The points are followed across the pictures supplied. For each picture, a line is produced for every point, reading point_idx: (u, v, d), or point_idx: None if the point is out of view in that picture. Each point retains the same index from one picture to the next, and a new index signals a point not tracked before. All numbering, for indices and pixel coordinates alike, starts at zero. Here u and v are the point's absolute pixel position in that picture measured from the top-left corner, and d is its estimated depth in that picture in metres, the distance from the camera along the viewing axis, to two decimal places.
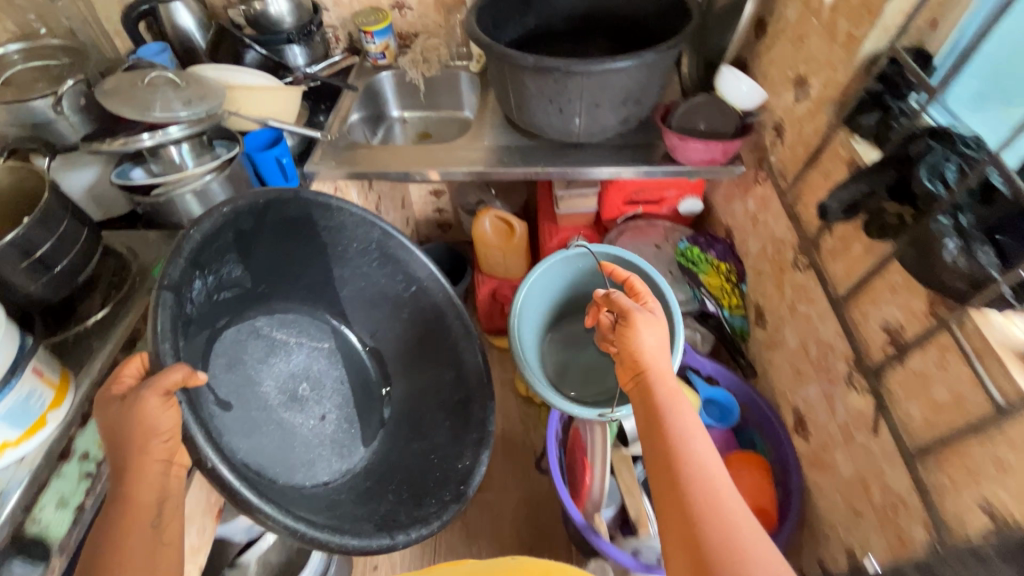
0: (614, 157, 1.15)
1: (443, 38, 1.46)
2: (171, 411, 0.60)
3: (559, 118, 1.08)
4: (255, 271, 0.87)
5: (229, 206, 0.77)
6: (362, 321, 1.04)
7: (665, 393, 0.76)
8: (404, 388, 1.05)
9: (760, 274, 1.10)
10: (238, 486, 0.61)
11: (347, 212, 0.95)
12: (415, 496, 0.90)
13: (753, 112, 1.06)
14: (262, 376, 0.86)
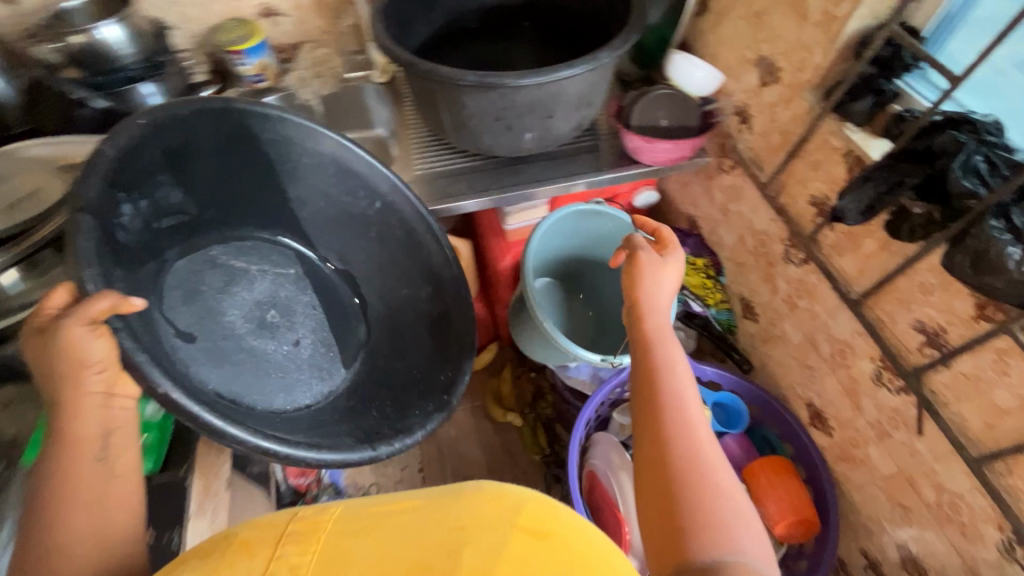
0: (571, 168, 1.03)
1: (332, 45, 1.23)
2: (102, 340, 0.51)
3: (507, 135, 0.93)
4: (198, 192, 0.75)
5: (144, 116, 0.64)
6: (322, 238, 0.89)
7: (658, 326, 0.68)
8: (382, 293, 0.91)
9: (741, 266, 1.05)
10: (199, 411, 0.53)
11: (290, 123, 0.79)
12: (399, 409, 0.80)
13: (710, 98, 0.98)
14: (224, 306, 0.76)
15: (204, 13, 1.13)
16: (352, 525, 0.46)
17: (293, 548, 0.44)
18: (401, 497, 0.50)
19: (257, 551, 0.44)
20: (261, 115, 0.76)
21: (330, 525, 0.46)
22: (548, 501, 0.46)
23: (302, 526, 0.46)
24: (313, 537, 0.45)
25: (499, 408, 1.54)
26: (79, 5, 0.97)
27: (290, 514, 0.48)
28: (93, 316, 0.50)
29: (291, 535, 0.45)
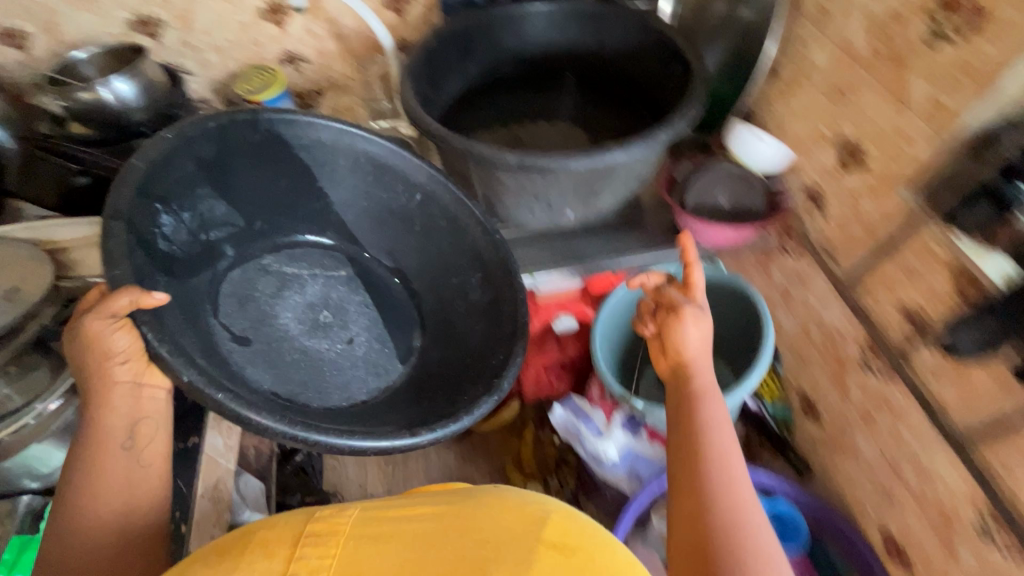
0: (617, 245, 0.92)
1: (356, 92, 1.16)
2: (126, 334, 0.57)
3: (546, 214, 0.83)
4: (245, 203, 0.81)
5: (172, 131, 0.68)
6: (367, 235, 0.90)
7: (706, 383, 0.59)
8: (432, 290, 0.89)
9: (803, 359, 0.93)
10: (245, 413, 0.56)
11: (318, 127, 0.81)
12: (450, 396, 0.76)
13: (776, 174, 0.87)
14: (278, 309, 0.80)
15: (223, 60, 1.07)
16: (373, 529, 0.45)
17: (314, 551, 0.43)
18: (424, 504, 0.49)
19: (276, 552, 0.43)
20: (289, 120, 0.79)
21: (348, 530, 0.45)
22: (575, 518, 0.47)
23: (320, 526, 0.45)
24: (330, 542, 0.44)
25: (519, 474, 1.38)
26: (87, 56, 0.91)
27: (308, 514, 0.47)
28: (116, 310, 0.56)
29: (310, 536, 0.44)
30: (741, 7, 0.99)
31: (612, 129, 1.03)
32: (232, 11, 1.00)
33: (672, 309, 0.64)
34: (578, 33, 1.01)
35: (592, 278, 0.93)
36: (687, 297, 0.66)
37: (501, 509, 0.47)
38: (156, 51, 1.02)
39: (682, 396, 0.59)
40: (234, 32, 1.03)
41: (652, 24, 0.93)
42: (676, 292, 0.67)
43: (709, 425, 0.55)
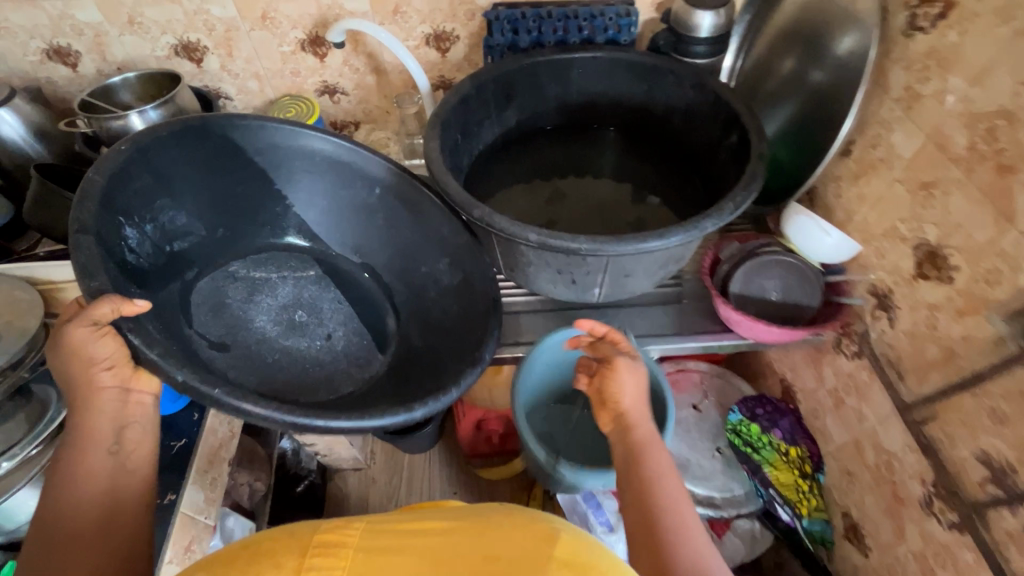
0: (648, 326, 0.83)
1: (392, 126, 1.12)
2: (106, 340, 0.54)
3: (570, 289, 0.75)
4: (204, 213, 0.83)
5: (126, 143, 0.70)
6: (342, 234, 0.92)
7: (646, 430, 0.63)
8: (405, 290, 0.90)
9: (850, 475, 0.81)
10: (218, 394, 0.55)
11: (271, 130, 0.83)
12: (435, 373, 0.80)
13: (838, 266, 0.77)
14: (252, 314, 0.83)
15: (262, 87, 1.05)
16: (381, 543, 0.46)
17: (321, 561, 0.44)
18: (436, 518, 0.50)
19: (285, 562, 0.43)
20: (239, 125, 0.81)
21: (354, 542, 0.46)
22: (584, 536, 0.46)
23: (328, 537, 0.46)
24: (339, 554, 0.45)
25: None
26: (122, 79, 0.91)
27: (313, 524, 0.48)
28: (98, 317, 0.54)
29: (318, 547, 0.45)
30: (814, 70, 0.88)
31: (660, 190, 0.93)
32: (273, 41, 0.98)
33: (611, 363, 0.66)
34: (630, 84, 0.93)
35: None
36: (622, 347, 0.68)
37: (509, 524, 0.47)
38: (198, 75, 1.02)
39: (627, 443, 0.62)
40: (274, 61, 1.01)
41: (710, 84, 0.84)
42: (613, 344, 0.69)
43: (653, 471, 0.59)
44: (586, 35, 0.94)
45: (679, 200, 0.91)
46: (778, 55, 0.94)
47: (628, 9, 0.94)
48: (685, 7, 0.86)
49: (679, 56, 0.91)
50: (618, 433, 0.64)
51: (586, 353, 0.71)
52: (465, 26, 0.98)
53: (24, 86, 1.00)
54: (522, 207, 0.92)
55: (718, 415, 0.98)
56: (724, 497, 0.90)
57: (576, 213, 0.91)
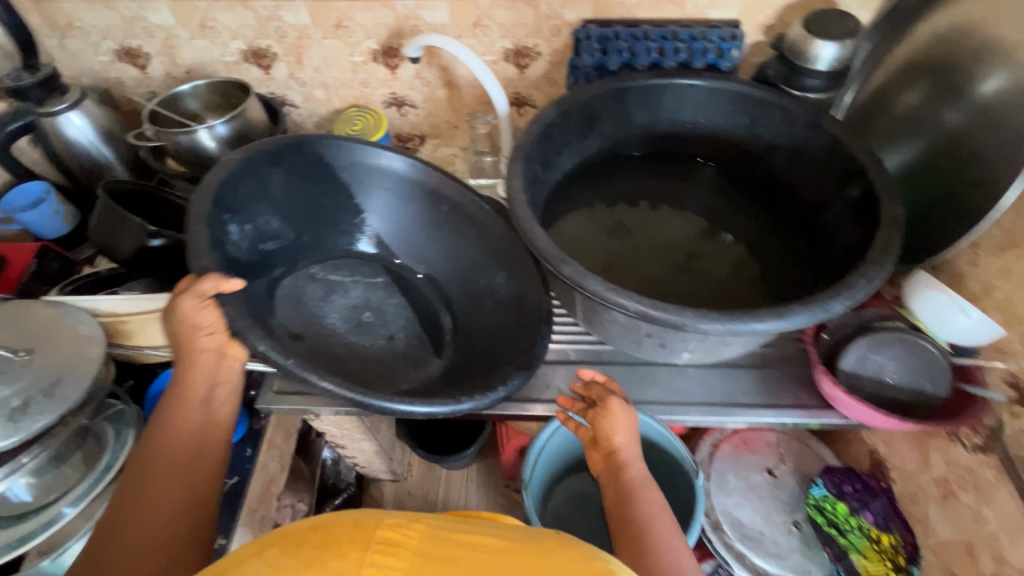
0: (730, 392, 0.76)
1: (458, 142, 1.06)
2: (208, 311, 0.59)
3: (660, 352, 0.68)
4: (295, 218, 0.82)
5: (237, 152, 0.74)
6: (414, 250, 0.87)
7: (638, 470, 0.67)
8: (468, 304, 0.84)
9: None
10: (291, 365, 0.59)
11: (356, 149, 0.82)
12: (483, 370, 0.76)
13: (968, 348, 0.67)
14: (325, 311, 0.81)
15: (328, 96, 1.00)
16: (440, 550, 0.44)
17: (382, 560, 0.42)
18: (484, 532, 0.48)
19: (348, 554, 0.42)
20: (331, 143, 0.80)
21: (414, 544, 0.44)
22: None
23: (390, 536, 0.44)
24: (399, 554, 0.43)
25: None
26: (190, 88, 0.88)
27: (374, 517, 0.46)
28: (204, 291, 0.59)
29: (379, 544, 0.44)
30: (950, 110, 0.76)
31: (737, 235, 0.83)
32: (344, 51, 0.92)
33: (606, 405, 0.70)
34: (729, 117, 0.84)
35: (699, 424, 0.78)
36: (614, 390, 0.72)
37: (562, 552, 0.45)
38: (265, 82, 0.98)
39: (619, 484, 0.66)
40: (343, 71, 0.96)
41: (829, 126, 0.74)
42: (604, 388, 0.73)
43: (648, 510, 0.63)
44: (683, 58, 0.86)
45: (757, 254, 0.81)
46: (900, 86, 0.83)
47: (734, 32, 0.84)
48: (803, 35, 0.76)
49: (788, 89, 0.82)
50: (611, 473, 0.68)
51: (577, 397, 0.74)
52: (549, 42, 0.90)
53: (93, 85, 0.98)
54: (605, 233, 0.84)
55: (796, 484, 0.90)
56: None
57: (643, 240, 0.84)
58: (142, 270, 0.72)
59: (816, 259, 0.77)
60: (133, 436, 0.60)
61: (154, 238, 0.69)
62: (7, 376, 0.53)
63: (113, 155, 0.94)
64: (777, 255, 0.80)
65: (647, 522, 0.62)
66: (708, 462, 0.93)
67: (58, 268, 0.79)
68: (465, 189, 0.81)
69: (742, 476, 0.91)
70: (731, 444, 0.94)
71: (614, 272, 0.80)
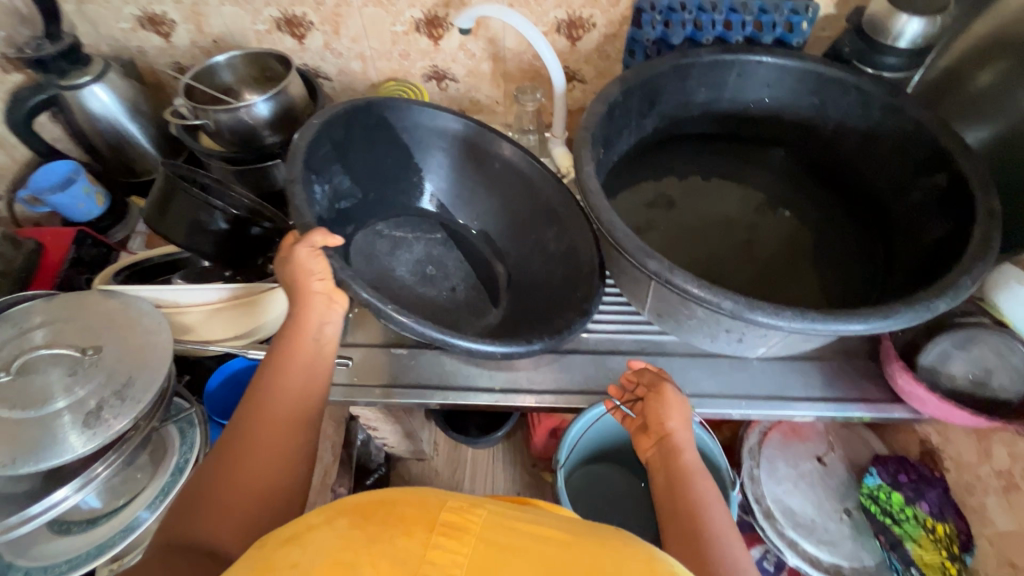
0: (784, 387, 0.75)
1: (501, 119, 1.01)
2: (320, 260, 0.61)
3: (735, 346, 0.66)
4: (364, 180, 0.82)
5: (318, 117, 0.72)
6: (472, 206, 0.88)
7: (692, 458, 0.61)
8: (518, 259, 0.84)
9: (1014, 567, 0.72)
10: (382, 304, 0.60)
11: (415, 110, 0.82)
12: (541, 318, 0.75)
13: None
14: (394, 265, 0.82)
15: (365, 69, 0.94)
16: (505, 536, 0.39)
17: (448, 542, 0.38)
18: (548, 522, 0.42)
19: (414, 532, 0.38)
20: (395, 106, 0.81)
21: (478, 530, 0.39)
22: None
23: (454, 517, 0.39)
24: (464, 537, 0.38)
25: None
26: (225, 59, 0.82)
27: (438, 498, 0.42)
28: (314, 243, 0.61)
29: (444, 525, 0.39)
30: None
31: (797, 214, 0.80)
32: (386, 20, 0.86)
33: (659, 390, 0.66)
34: (799, 101, 0.80)
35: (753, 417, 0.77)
36: (668, 377, 0.69)
37: (635, 556, 0.39)
38: (299, 53, 0.92)
39: (670, 468, 0.60)
40: (383, 42, 0.90)
41: (910, 110, 0.70)
42: (658, 373, 0.69)
43: (701, 497, 0.57)
44: (750, 33, 0.80)
45: (815, 233, 0.78)
46: (976, 63, 0.77)
47: (808, 3, 0.78)
48: (886, 10, 0.72)
49: (864, 68, 0.77)
50: (662, 455, 0.62)
51: (629, 382, 0.71)
52: (605, 13, 0.84)
53: (114, 55, 0.92)
54: (671, 193, 0.82)
55: (845, 472, 0.90)
56: (852, 568, 0.82)
57: (704, 195, 0.82)
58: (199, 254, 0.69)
59: (890, 259, 0.73)
60: (198, 438, 0.60)
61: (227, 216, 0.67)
62: (81, 377, 0.52)
63: (141, 131, 0.89)
64: (830, 213, 0.80)
65: (698, 510, 0.55)
66: (758, 449, 0.92)
67: (95, 254, 0.77)
68: (520, 150, 0.82)
69: (791, 463, 0.91)
70: (780, 432, 0.94)
71: (673, 246, 0.76)
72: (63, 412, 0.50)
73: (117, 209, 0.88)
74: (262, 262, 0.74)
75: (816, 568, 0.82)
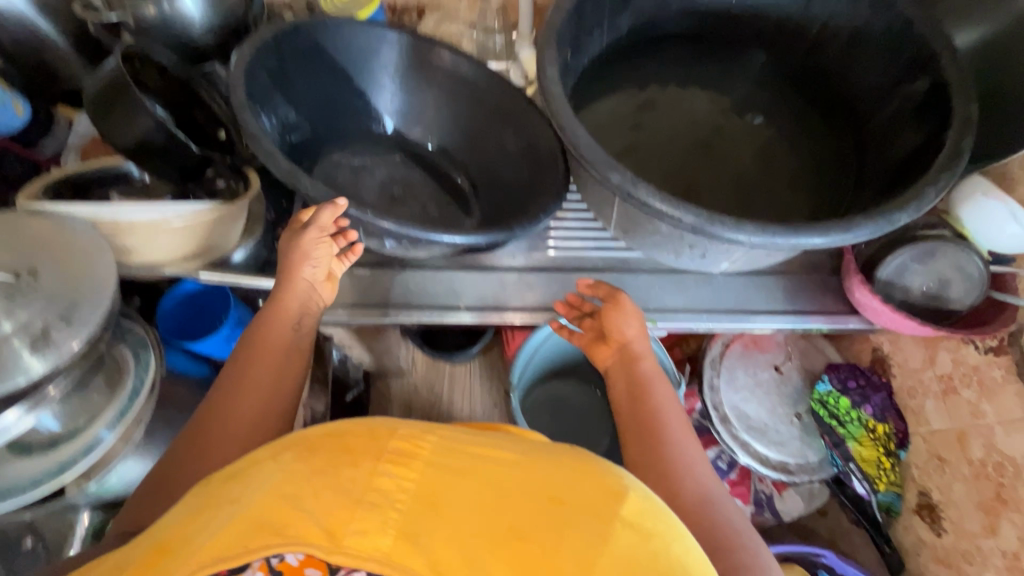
0: (748, 299, 0.76)
1: (464, 15, 0.92)
2: (324, 246, 0.62)
3: (697, 261, 0.66)
4: (311, 109, 0.78)
5: (246, 44, 0.67)
6: (425, 122, 0.84)
7: (649, 364, 0.63)
8: (482, 166, 0.83)
9: (941, 459, 0.79)
10: (363, 215, 0.60)
11: (345, 29, 0.76)
12: (518, 207, 0.75)
13: (1006, 255, 0.66)
14: (361, 192, 0.80)
15: None
16: (455, 461, 0.37)
17: (395, 470, 0.36)
18: (501, 443, 0.41)
19: (359, 462, 0.36)
20: (323, 27, 0.75)
21: (427, 455, 0.37)
22: (657, 500, 0.37)
23: (403, 445, 0.37)
24: (412, 464, 0.37)
25: None
26: None
27: (388, 424, 0.39)
28: (323, 225, 0.60)
29: (392, 454, 0.37)
30: None
31: (770, 122, 0.78)
32: None
33: (617, 300, 0.66)
34: None
35: (715, 330, 0.78)
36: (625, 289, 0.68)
37: (582, 468, 0.38)
38: None
39: (631, 373, 0.62)
40: None
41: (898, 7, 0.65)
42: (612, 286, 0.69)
43: (657, 405, 0.59)
44: None
45: (792, 155, 0.75)
46: None
47: None
48: None
49: None
50: (622, 366, 0.64)
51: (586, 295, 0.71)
52: None
53: None
54: (639, 104, 0.77)
55: (800, 378, 0.94)
56: (797, 464, 0.89)
57: (673, 107, 0.78)
58: (143, 162, 0.64)
59: (863, 172, 0.71)
60: (154, 360, 0.60)
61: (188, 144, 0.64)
62: (20, 301, 0.49)
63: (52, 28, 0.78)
64: (797, 113, 0.78)
65: (641, 417, 0.59)
66: (719, 360, 0.95)
67: None
68: (461, 56, 0.79)
69: (748, 371, 0.95)
70: (741, 343, 0.96)
71: (646, 160, 0.74)
72: (10, 337, 0.48)
73: (41, 121, 0.80)
74: (211, 174, 0.69)
75: (764, 465, 0.89)
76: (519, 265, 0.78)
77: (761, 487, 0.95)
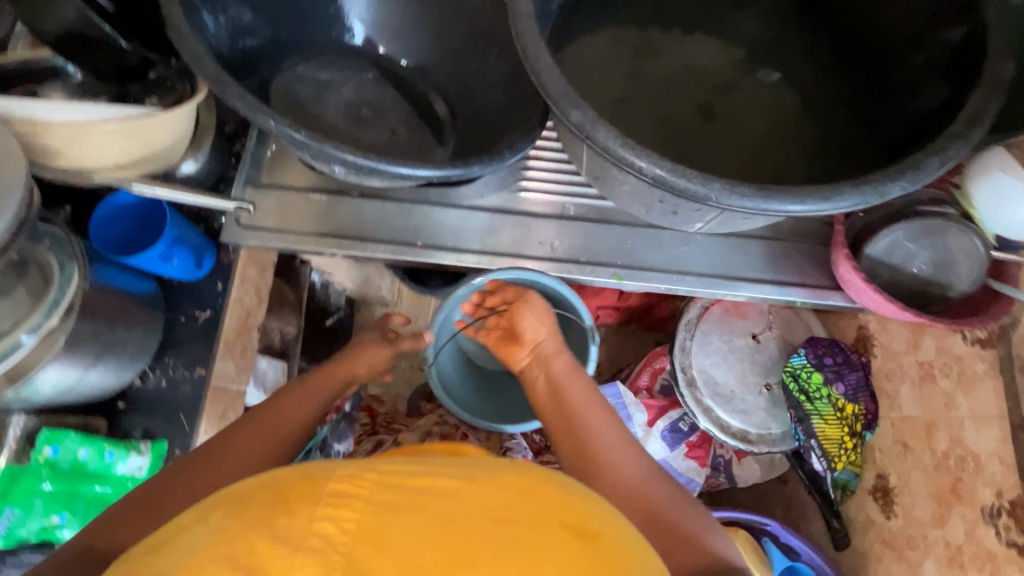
0: (727, 263, 0.71)
1: None
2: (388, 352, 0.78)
3: (670, 218, 0.61)
4: (272, 11, 0.71)
5: None
6: (400, 36, 0.77)
7: (563, 363, 0.64)
8: (459, 90, 0.76)
9: (904, 445, 0.76)
10: (313, 140, 0.55)
11: None
12: (490, 139, 0.69)
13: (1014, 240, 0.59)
14: (325, 109, 0.74)
15: None
16: (399, 496, 0.34)
17: (336, 513, 0.32)
18: (447, 472, 0.38)
19: (297, 510, 0.32)
20: None
21: (370, 493, 0.33)
22: (597, 503, 0.38)
23: (342, 485, 0.33)
24: (354, 503, 0.33)
25: None
26: None
27: (323, 469, 0.35)
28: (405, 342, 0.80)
29: (330, 496, 0.33)
30: None
31: (782, 66, 0.69)
32: None
33: (524, 299, 0.70)
34: None
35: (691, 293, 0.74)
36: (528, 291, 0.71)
37: (526, 483, 0.37)
38: None
39: (549, 373, 0.63)
40: None
41: None
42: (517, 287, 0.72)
43: (580, 405, 0.58)
44: None
45: (800, 107, 0.67)
46: None
47: None
48: None
49: None
50: (538, 366, 0.65)
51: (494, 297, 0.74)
52: None
53: None
54: (637, 32, 0.69)
55: (777, 349, 0.91)
56: (758, 434, 0.88)
57: (675, 40, 0.69)
58: (75, 57, 0.60)
59: (872, 132, 0.63)
60: (79, 273, 0.57)
61: (117, 40, 0.60)
62: None
63: None
64: (817, 56, 0.68)
65: (577, 421, 0.56)
66: (695, 323, 0.91)
67: None
68: None
69: (724, 337, 0.91)
70: (722, 307, 0.92)
71: (634, 100, 0.66)
72: None
73: None
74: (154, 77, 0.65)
75: (723, 432, 0.88)
76: (488, 204, 0.73)
77: (720, 452, 0.94)
